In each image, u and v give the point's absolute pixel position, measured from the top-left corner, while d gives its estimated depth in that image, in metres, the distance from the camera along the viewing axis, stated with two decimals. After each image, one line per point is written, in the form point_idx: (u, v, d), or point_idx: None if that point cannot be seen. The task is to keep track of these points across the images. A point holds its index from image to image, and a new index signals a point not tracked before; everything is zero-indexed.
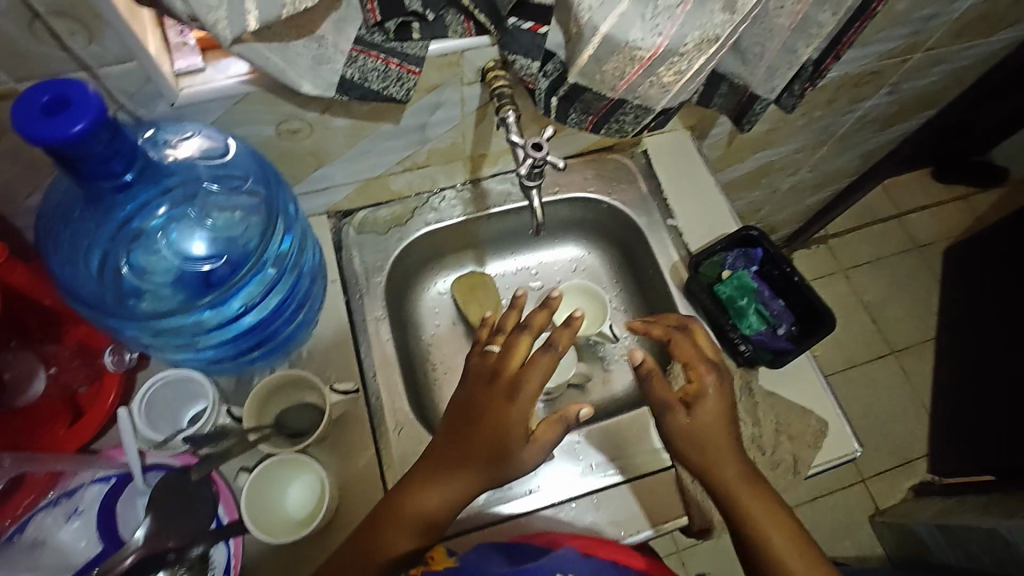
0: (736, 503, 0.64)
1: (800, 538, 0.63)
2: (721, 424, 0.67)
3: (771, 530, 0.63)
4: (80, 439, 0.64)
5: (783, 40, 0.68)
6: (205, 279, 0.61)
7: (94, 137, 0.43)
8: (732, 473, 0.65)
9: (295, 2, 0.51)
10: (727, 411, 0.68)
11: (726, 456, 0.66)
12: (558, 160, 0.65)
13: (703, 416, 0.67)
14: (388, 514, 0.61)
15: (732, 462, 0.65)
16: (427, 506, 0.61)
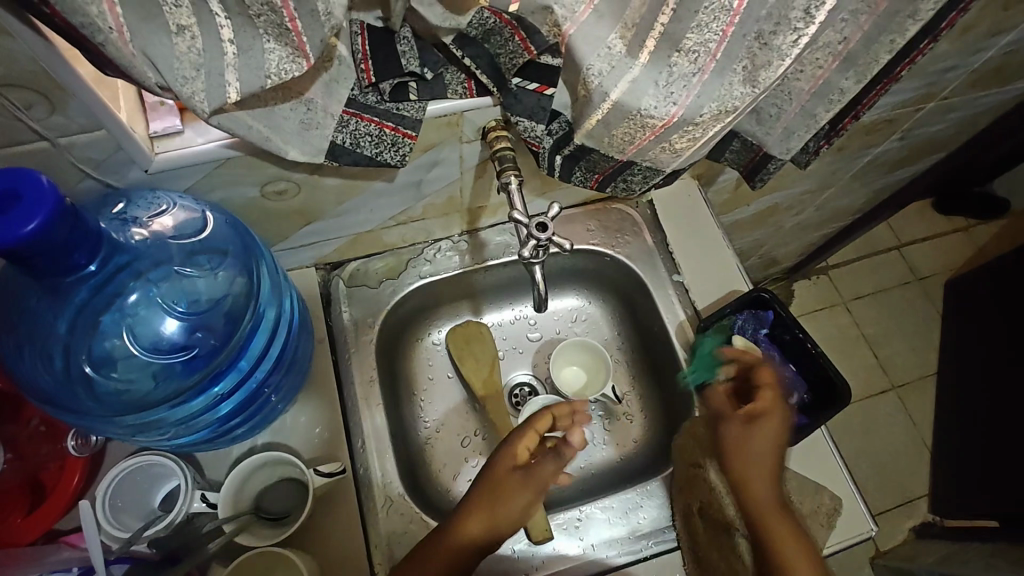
0: (756, 518, 0.65)
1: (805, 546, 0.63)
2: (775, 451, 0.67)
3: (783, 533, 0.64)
4: (38, 528, 0.58)
5: (803, 104, 0.64)
6: (184, 367, 0.57)
7: (50, 233, 0.39)
8: (764, 504, 0.65)
9: (280, 72, 0.47)
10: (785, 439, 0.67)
11: (756, 485, 0.66)
12: (564, 241, 0.61)
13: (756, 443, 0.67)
14: (477, 498, 0.66)
15: (765, 495, 0.65)
16: (507, 496, 0.66)
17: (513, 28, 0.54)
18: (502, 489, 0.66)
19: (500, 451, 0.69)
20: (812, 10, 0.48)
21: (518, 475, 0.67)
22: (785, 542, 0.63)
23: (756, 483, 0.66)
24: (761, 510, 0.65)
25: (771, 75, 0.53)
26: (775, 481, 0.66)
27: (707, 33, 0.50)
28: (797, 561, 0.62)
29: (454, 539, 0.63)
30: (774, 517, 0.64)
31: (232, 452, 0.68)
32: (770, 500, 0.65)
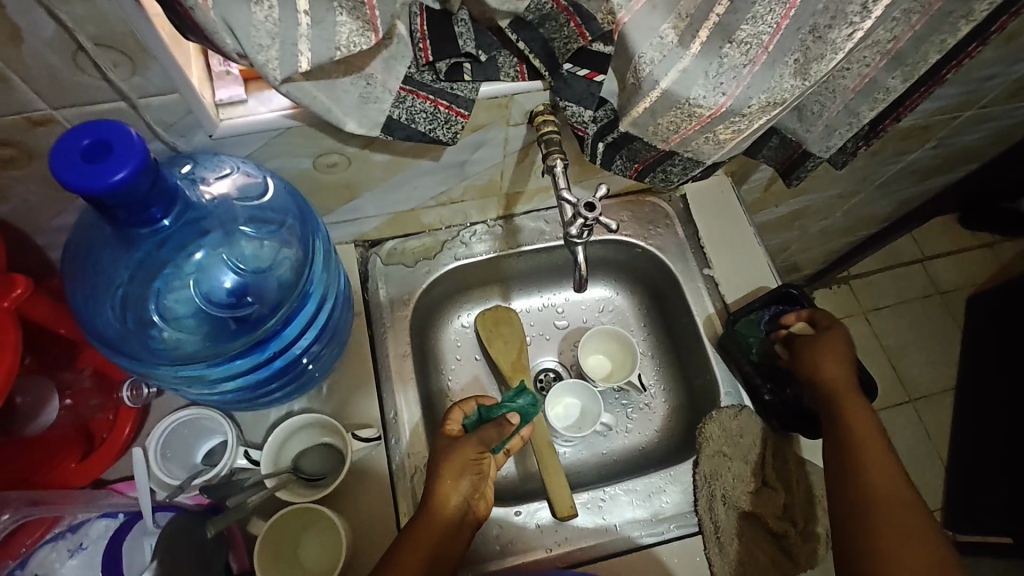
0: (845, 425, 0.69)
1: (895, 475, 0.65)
2: (836, 369, 0.72)
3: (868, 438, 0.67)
4: (91, 473, 0.62)
5: (846, 101, 0.65)
6: (236, 324, 0.60)
7: (135, 184, 0.41)
8: (855, 421, 0.68)
9: (350, 45, 0.48)
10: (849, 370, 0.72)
11: (857, 403, 0.70)
12: (610, 223, 0.63)
13: (827, 367, 0.72)
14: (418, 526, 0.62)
15: (858, 409, 0.69)
16: (467, 481, 0.65)
17: (570, 14, 0.55)
18: (461, 476, 0.65)
19: (440, 448, 0.67)
20: (868, 5, 0.50)
21: (473, 461, 0.66)
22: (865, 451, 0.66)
23: (849, 400, 0.70)
24: (849, 422, 0.68)
25: (823, 69, 0.54)
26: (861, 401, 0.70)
27: (762, 24, 0.51)
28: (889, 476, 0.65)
29: (431, 524, 0.62)
30: (871, 429, 0.68)
31: (270, 414, 0.70)
32: (863, 415, 0.68)
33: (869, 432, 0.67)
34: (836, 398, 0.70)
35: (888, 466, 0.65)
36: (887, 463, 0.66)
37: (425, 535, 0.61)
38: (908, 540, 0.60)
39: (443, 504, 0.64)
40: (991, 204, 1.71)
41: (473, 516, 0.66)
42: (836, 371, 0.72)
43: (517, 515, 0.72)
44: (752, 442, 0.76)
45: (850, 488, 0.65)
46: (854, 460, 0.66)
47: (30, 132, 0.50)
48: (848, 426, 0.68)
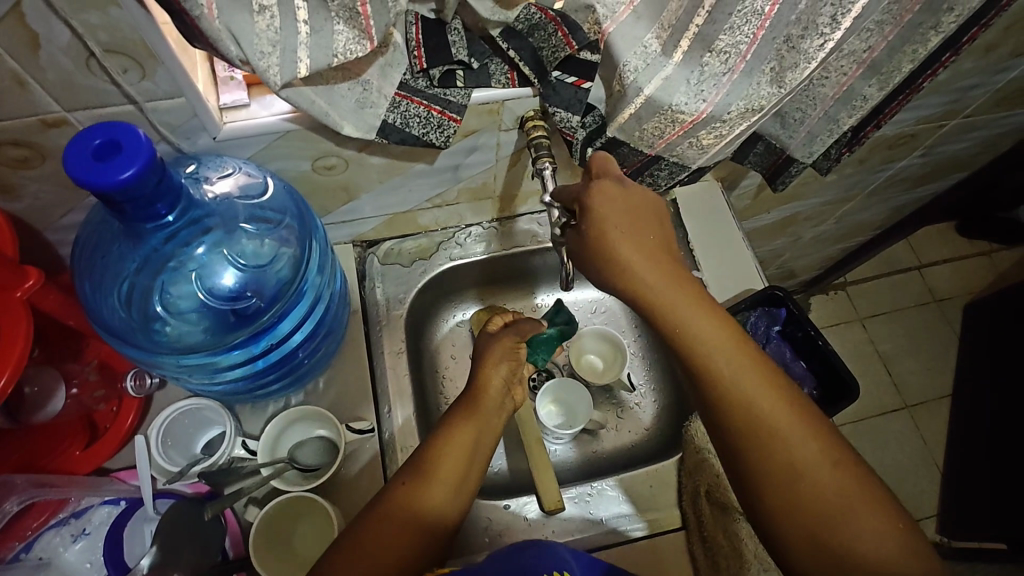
0: (713, 374, 0.55)
1: (781, 389, 0.55)
2: (643, 274, 0.56)
3: (729, 370, 0.55)
4: (94, 461, 0.65)
5: (826, 109, 0.67)
6: (236, 316, 0.62)
7: (142, 182, 0.44)
8: (717, 360, 0.55)
9: (346, 52, 0.51)
10: (651, 256, 0.57)
11: (696, 308, 0.56)
12: None
13: (624, 270, 0.56)
14: (388, 504, 0.58)
15: (715, 332, 0.56)
16: (506, 368, 0.69)
17: (557, 24, 0.58)
18: (497, 364, 0.68)
19: (483, 338, 0.73)
20: (837, 17, 0.52)
21: (511, 349, 0.70)
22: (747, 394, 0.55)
23: (684, 317, 0.56)
24: (711, 367, 0.55)
25: (797, 76, 0.57)
26: (700, 299, 0.57)
27: (739, 35, 0.54)
28: (770, 395, 0.54)
29: (414, 514, 0.58)
30: (721, 347, 0.55)
31: (267, 408, 0.72)
32: (716, 334, 0.55)
33: (734, 359, 0.55)
34: (676, 326, 0.56)
35: (769, 386, 0.55)
36: (772, 384, 0.55)
37: (396, 521, 0.57)
38: (839, 498, 0.52)
39: (423, 498, 0.58)
40: (986, 213, 1.72)
41: (470, 487, 0.61)
42: (652, 273, 0.56)
43: (506, 507, 0.75)
44: None
45: (755, 452, 0.54)
46: (732, 414, 0.55)
47: (43, 133, 0.53)
48: (707, 375, 0.55)
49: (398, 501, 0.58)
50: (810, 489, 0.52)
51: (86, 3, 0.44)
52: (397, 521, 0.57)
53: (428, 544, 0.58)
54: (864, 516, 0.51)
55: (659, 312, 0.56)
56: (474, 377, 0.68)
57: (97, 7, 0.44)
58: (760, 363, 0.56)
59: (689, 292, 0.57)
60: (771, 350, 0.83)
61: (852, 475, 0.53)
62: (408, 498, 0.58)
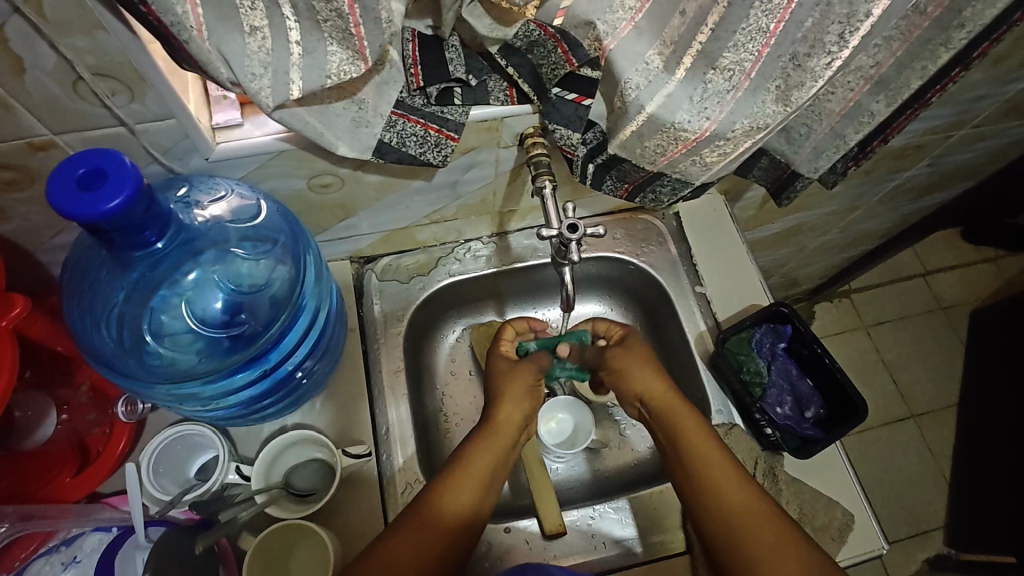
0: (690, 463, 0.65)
1: (760, 502, 0.61)
2: (648, 376, 0.72)
3: (709, 475, 0.63)
4: (84, 489, 0.63)
5: (832, 124, 0.65)
6: (230, 343, 0.61)
7: (128, 211, 0.42)
8: (692, 456, 0.65)
9: (340, 73, 0.50)
10: (649, 365, 0.73)
11: (682, 409, 0.69)
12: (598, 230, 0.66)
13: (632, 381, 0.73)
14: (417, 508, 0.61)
15: (693, 429, 0.67)
16: (529, 399, 0.73)
17: (557, 41, 0.57)
18: (520, 394, 0.73)
19: (501, 368, 0.76)
20: (845, 35, 0.50)
21: (531, 384, 0.74)
22: (733, 496, 0.61)
23: (677, 413, 0.69)
24: (693, 459, 0.65)
25: (803, 95, 0.55)
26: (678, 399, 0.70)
27: (743, 52, 0.52)
28: (744, 499, 0.61)
29: (440, 514, 0.61)
30: (705, 438, 0.66)
31: (263, 430, 0.71)
32: (699, 427, 0.67)
33: (718, 459, 0.65)
34: (670, 417, 0.69)
35: (744, 494, 0.61)
36: (748, 498, 0.61)
37: (431, 522, 0.60)
38: None
39: (447, 504, 0.62)
40: (993, 219, 1.70)
41: (492, 494, 0.66)
42: (654, 379, 0.72)
43: (506, 531, 0.73)
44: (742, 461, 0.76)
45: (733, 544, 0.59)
46: (724, 509, 0.61)
47: (30, 156, 0.52)
48: (695, 468, 0.64)
49: (430, 504, 0.61)
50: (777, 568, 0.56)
51: (72, 27, 0.43)
52: (431, 522, 0.60)
53: (458, 542, 0.61)
54: None
55: (659, 407, 0.70)
56: (494, 410, 0.71)
57: (83, 31, 0.43)
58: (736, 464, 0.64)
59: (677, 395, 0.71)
60: (777, 368, 0.81)
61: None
62: (440, 500, 0.62)
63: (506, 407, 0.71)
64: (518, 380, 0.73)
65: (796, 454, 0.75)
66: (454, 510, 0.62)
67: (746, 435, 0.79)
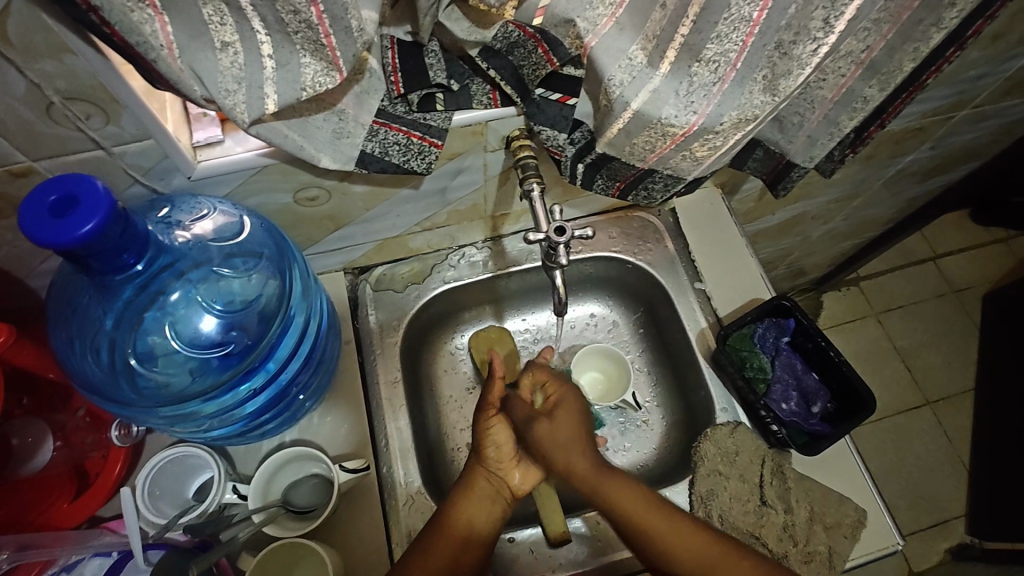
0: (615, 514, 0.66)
1: (687, 529, 0.65)
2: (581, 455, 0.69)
3: (649, 527, 0.65)
4: (81, 513, 0.63)
5: (826, 112, 0.64)
6: (221, 363, 0.60)
7: (104, 235, 0.42)
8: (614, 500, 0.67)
9: (315, 85, 0.49)
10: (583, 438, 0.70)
11: (615, 482, 0.68)
12: (584, 232, 0.65)
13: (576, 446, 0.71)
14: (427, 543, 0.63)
15: (632, 501, 0.67)
16: (506, 451, 0.70)
17: (537, 41, 0.56)
18: (493, 448, 0.70)
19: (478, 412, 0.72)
20: (831, 20, 0.49)
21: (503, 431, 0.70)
22: (709, 556, 0.64)
23: (610, 497, 0.67)
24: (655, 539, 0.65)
25: (790, 84, 0.53)
26: (599, 469, 0.69)
27: (727, 43, 0.50)
28: (670, 534, 0.65)
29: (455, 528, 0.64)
30: (637, 501, 0.67)
31: (262, 447, 0.70)
32: (635, 495, 0.67)
33: (653, 512, 0.66)
34: (603, 496, 0.67)
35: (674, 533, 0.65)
36: (678, 528, 0.65)
37: (444, 535, 0.64)
38: None
39: (465, 514, 0.65)
40: (1002, 199, 1.66)
41: (505, 499, 0.69)
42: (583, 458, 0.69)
43: (510, 541, 0.72)
44: (749, 460, 0.74)
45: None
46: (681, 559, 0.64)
47: (12, 184, 0.52)
48: (652, 546, 0.65)
49: (447, 517, 0.65)
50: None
51: (39, 52, 0.42)
52: (448, 534, 0.64)
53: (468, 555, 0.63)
54: None
55: (605, 501, 0.67)
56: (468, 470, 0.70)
57: (51, 55, 0.43)
58: (660, 508, 0.66)
59: (599, 474, 0.68)
60: (781, 362, 0.80)
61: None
62: (456, 511, 0.65)
63: (483, 462, 0.70)
64: (487, 434, 0.70)
65: (804, 450, 0.72)
66: (462, 526, 0.65)
67: (753, 433, 0.77)
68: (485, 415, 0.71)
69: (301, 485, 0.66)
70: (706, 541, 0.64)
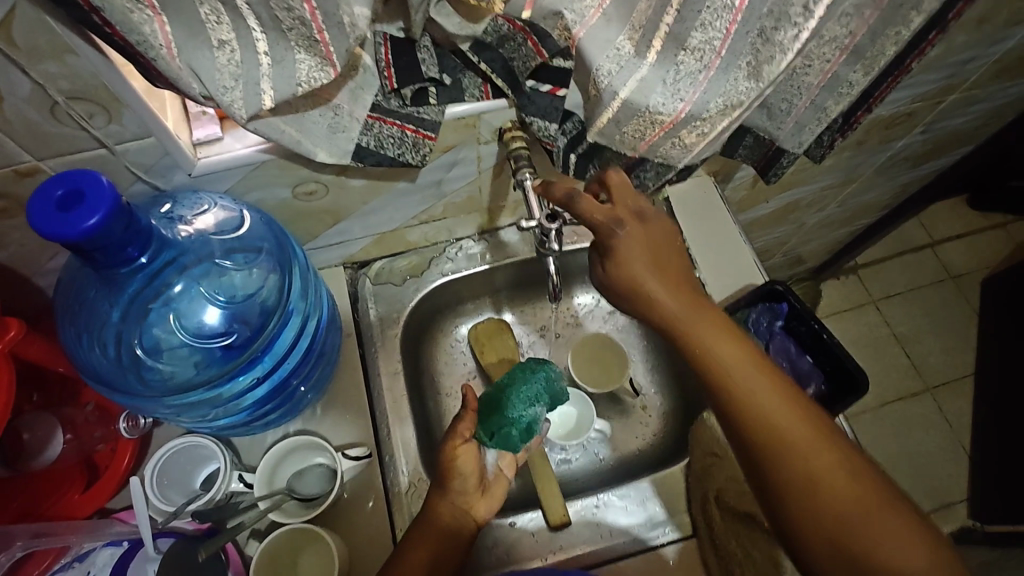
0: (712, 369, 0.59)
1: (785, 389, 0.58)
2: (657, 296, 0.61)
3: (747, 379, 0.58)
4: (93, 504, 0.65)
5: (812, 97, 0.65)
6: (223, 353, 0.62)
7: (110, 227, 0.44)
8: (715, 351, 0.59)
9: (310, 80, 0.50)
10: (654, 268, 0.61)
11: (716, 335, 0.59)
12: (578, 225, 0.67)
13: (630, 299, 0.62)
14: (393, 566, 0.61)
15: (732, 355, 0.59)
16: (472, 482, 0.66)
17: (526, 34, 0.57)
18: (460, 480, 0.66)
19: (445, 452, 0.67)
20: (811, 5, 0.50)
21: (473, 465, 0.66)
22: (799, 428, 0.56)
23: (708, 345, 0.59)
24: (768, 416, 0.56)
25: (774, 70, 0.54)
26: (712, 322, 0.60)
27: (711, 31, 0.52)
28: (766, 390, 0.58)
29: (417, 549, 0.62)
30: (746, 364, 0.59)
31: (266, 438, 0.72)
32: (744, 356, 0.59)
33: (754, 367, 0.58)
34: (699, 349, 0.59)
35: (773, 387, 0.58)
36: (772, 384, 0.58)
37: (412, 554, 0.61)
38: (850, 501, 0.54)
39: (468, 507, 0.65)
40: (999, 184, 1.66)
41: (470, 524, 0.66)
42: (667, 305, 0.61)
43: (511, 525, 0.73)
44: None
45: (806, 512, 0.55)
46: (766, 418, 0.57)
47: (18, 183, 0.53)
48: (742, 395, 0.57)
49: (431, 520, 0.64)
50: (856, 518, 0.53)
51: (43, 53, 0.44)
52: (420, 549, 0.61)
53: (448, 560, 0.62)
54: (882, 525, 0.53)
55: (704, 359, 0.59)
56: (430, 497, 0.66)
57: (55, 56, 0.44)
58: (765, 366, 0.59)
59: (696, 314, 0.60)
60: (774, 346, 0.81)
61: (859, 485, 0.55)
62: (427, 525, 0.64)
63: (448, 493, 0.65)
64: (455, 466, 0.66)
65: None
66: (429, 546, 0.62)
67: None
68: (452, 444, 0.66)
69: (298, 484, 0.67)
70: (798, 408, 0.57)
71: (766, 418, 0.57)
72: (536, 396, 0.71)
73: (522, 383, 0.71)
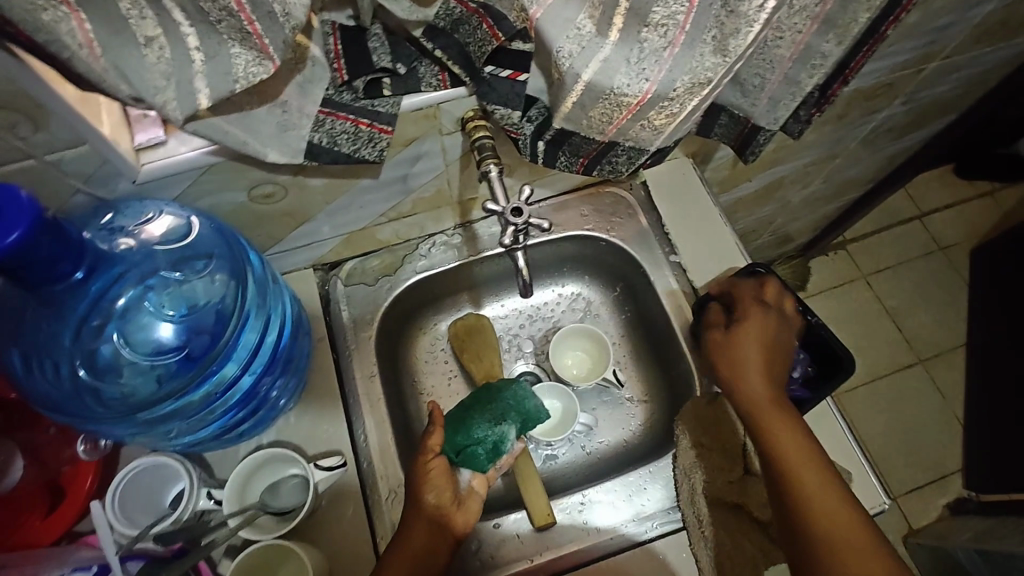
0: (773, 457, 0.63)
1: (836, 489, 0.60)
2: (755, 385, 0.67)
3: (805, 473, 0.61)
4: (57, 528, 0.62)
5: (785, 71, 0.62)
6: (180, 366, 0.59)
7: (35, 242, 0.41)
8: (783, 443, 0.63)
9: (248, 76, 0.48)
10: (767, 369, 0.68)
11: (784, 429, 0.64)
12: (541, 222, 0.66)
13: (748, 378, 0.68)
14: None
15: (798, 452, 0.62)
16: (446, 492, 0.65)
17: (481, 16, 0.55)
18: (433, 489, 0.64)
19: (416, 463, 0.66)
20: None
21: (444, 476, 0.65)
22: (847, 530, 0.57)
23: (778, 435, 0.64)
24: (824, 520, 0.58)
25: (740, 43, 0.52)
26: (784, 414, 0.65)
27: (673, 5, 0.49)
28: (822, 489, 0.60)
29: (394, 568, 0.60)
30: (808, 461, 0.62)
31: (239, 451, 0.70)
32: (805, 454, 0.62)
33: (814, 465, 0.62)
34: (767, 437, 0.64)
35: (826, 485, 0.60)
36: (827, 487, 0.60)
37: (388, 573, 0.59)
38: None
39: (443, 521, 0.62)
40: (985, 152, 1.64)
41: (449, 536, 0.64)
42: (753, 386, 0.68)
43: (496, 527, 0.71)
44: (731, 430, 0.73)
45: None
46: (819, 516, 0.58)
47: None
48: (796, 488, 0.61)
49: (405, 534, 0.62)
50: None
51: None
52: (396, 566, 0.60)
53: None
54: None
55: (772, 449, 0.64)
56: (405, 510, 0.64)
57: None
58: (823, 466, 0.62)
59: (776, 407, 0.66)
60: None
61: None
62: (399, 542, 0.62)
63: (421, 507, 0.64)
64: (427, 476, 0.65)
65: None
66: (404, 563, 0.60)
67: None
68: (423, 458, 0.66)
69: (273, 499, 0.65)
70: (847, 511, 0.59)
71: (819, 518, 0.58)
72: (503, 414, 0.73)
73: (487, 403, 0.74)
